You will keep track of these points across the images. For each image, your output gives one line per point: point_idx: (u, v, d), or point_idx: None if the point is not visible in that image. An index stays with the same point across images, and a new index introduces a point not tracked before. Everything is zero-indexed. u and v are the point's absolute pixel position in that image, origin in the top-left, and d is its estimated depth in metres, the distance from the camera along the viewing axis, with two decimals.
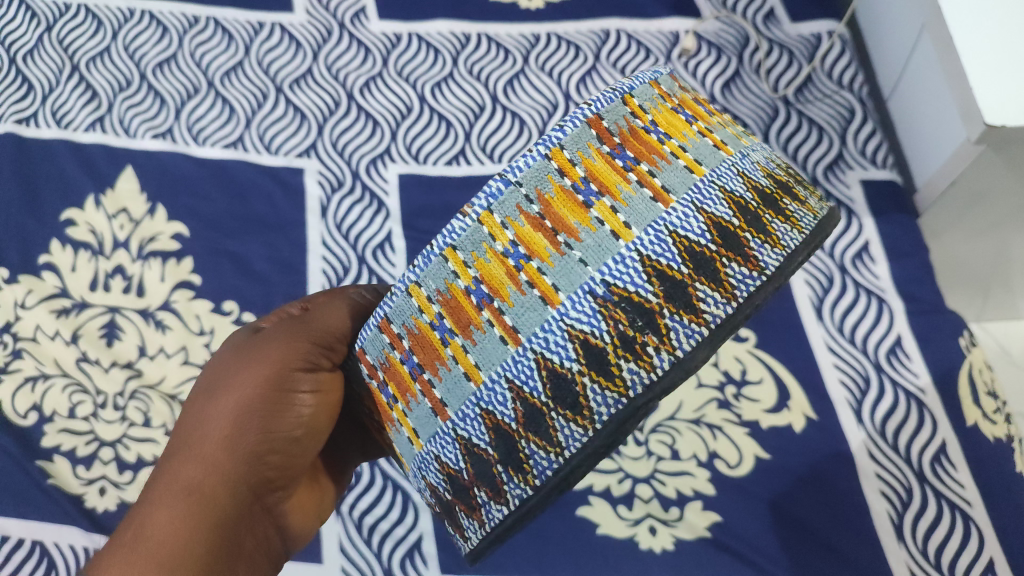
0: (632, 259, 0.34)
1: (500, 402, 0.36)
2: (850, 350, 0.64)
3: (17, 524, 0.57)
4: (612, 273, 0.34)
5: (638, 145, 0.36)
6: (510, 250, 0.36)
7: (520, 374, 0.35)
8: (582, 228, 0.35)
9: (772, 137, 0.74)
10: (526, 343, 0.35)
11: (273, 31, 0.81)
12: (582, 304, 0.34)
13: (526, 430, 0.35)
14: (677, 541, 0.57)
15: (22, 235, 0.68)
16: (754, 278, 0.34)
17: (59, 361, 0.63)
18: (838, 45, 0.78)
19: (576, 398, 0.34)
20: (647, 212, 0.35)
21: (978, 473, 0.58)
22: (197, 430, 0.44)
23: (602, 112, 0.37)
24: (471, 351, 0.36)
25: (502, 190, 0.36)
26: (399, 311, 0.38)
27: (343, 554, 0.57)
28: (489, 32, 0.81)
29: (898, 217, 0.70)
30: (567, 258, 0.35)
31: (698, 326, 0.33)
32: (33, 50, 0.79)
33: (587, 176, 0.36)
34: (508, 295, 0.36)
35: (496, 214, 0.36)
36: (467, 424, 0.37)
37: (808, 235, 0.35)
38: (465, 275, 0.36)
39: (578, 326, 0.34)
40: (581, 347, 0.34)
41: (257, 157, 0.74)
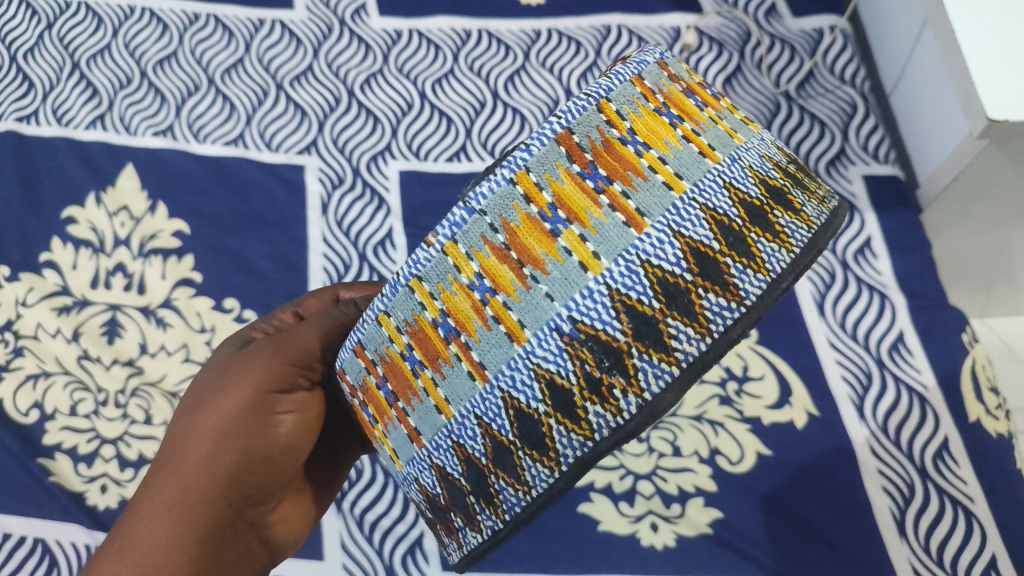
0: (601, 292, 0.31)
1: (470, 437, 0.35)
2: (852, 346, 0.64)
3: (19, 521, 0.57)
4: (579, 309, 0.32)
5: (613, 161, 0.33)
6: (475, 283, 0.33)
7: (488, 411, 0.34)
8: (549, 258, 0.32)
9: (773, 132, 0.74)
10: (493, 380, 0.33)
11: (273, 28, 0.81)
12: (548, 342, 0.32)
13: (496, 466, 0.35)
14: (679, 537, 0.57)
15: (22, 233, 0.68)
16: (732, 310, 0.32)
17: (60, 358, 0.63)
18: (840, 40, 0.78)
19: (542, 438, 0.33)
20: (620, 241, 0.32)
21: (980, 470, 0.58)
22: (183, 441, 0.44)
23: (573, 124, 0.33)
24: (440, 384, 0.35)
25: (465, 218, 0.33)
26: (371, 338, 0.37)
27: (344, 551, 0.57)
28: (489, 27, 0.81)
29: (900, 212, 0.69)
30: (533, 292, 0.32)
31: (668, 365, 0.31)
32: (33, 48, 0.79)
33: (556, 202, 0.32)
34: (475, 329, 0.34)
35: (460, 244, 0.33)
36: (441, 453, 0.36)
37: (797, 255, 0.33)
38: (432, 307, 0.34)
39: (544, 365, 0.32)
40: (546, 387, 0.32)
41: (257, 153, 0.74)
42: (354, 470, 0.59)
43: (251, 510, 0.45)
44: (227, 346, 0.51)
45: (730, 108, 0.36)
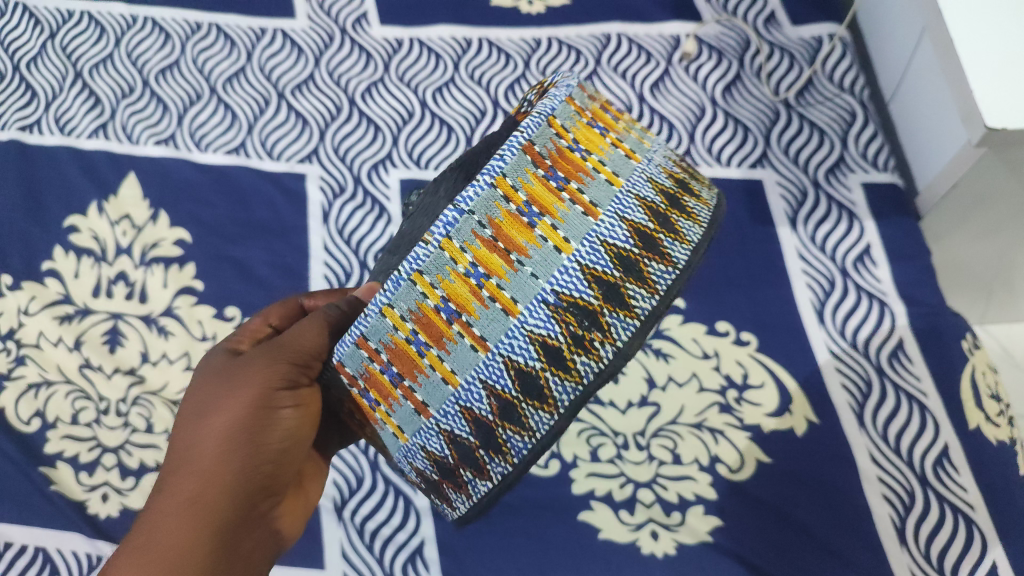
0: (574, 268, 0.35)
1: (477, 400, 0.36)
2: (852, 354, 0.64)
3: (21, 530, 0.58)
4: (560, 282, 0.35)
5: (566, 164, 0.37)
6: (470, 271, 0.35)
7: (492, 375, 0.36)
8: (530, 245, 0.35)
9: (773, 141, 0.74)
10: (494, 349, 0.35)
11: (275, 36, 0.81)
12: (538, 312, 0.35)
13: (502, 420, 0.37)
14: (679, 545, 0.57)
15: (25, 242, 0.68)
16: (670, 271, 0.36)
17: (62, 367, 0.63)
18: (839, 47, 0.78)
19: (541, 390, 0.36)
20: (586, 227, 0.36)
21: (980, 477, 0.58)
22: (192, 447, 0.44)
23: (533, 136, 0.36)
24: (447, 359, 0.36)
25: (456, 218, 0.35)
26: (374, 330, 0.36)
27: (345, 560, 0.57)
28: (490, 36, 0.82)
29: (899, 220, 0.70)
30: (521, 274, 0.35)
31: (631, 319, 0.36)
32: (37, 58, 0.79)
33: (530, 200, 0.36)
34: (475, 310, 0.35)
35: (455, 240, 0.35)
36: (449, 419, 0.37)
37: (707, 226, 0.38)
38: (433, 295, 0.35)
39: (537, 330, 0.35)
40: (540, 347, 0.35)
41: (259, 162, 0.74)
42: (355, 478, 0.59)
43: (265, 502, 0.45)
44: (219, 346, 0.50)
45: (634, 120, 0.41)
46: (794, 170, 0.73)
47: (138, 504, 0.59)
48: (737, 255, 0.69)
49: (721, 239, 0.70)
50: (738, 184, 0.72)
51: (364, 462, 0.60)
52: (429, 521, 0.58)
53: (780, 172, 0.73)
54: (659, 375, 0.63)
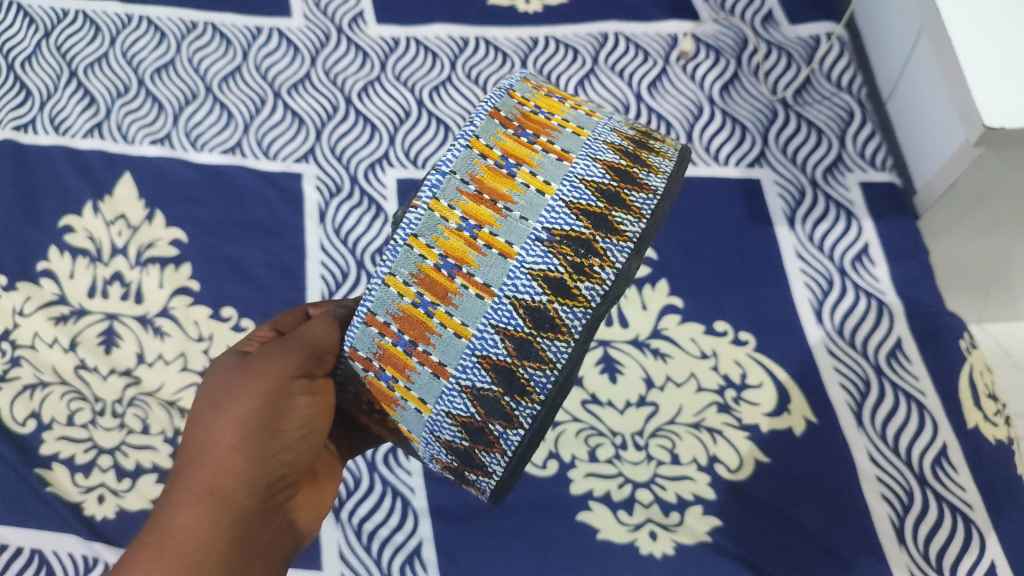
0: (560, 206, 0.41)
1: (492, 346, 0.40)
2: (850, 353, 0.64)
3: (16, 532, 0.57)
4: (549, 220, 0.41)
5: (533, 124, 0.44)
6: (462, 225, 0.41)
7: (502, 317, 0.40)
8: (514, 193, 0.41)
9: (771, 140, 0.74)
10: (499, 292, 0.40)
11: (271, 35, 0.81)
12: (534, 249, 0.40)
13: (519, 359, 0.40)
14: (678, 545, 0.57)
15: (20, 242, 0.68)
16: (652, 197, 0.42)
17: (57, 368, 0.63)
18: (837, 46, 0.78)
19: (551, 320, 0.40)
20: (561, 170, 0.42)
21: (979, 476, 0.58)
22: (207, 440, 0.43)
23: (497, 106, 0.44)
24: (455, 313, 0.40)
25: (440, 180, 0.41)
26: (381, 302, 0.41)
27: (343, 561, 0.56)
28: (487, 35, 0.81)
29: (897, 219, 0.70)
30: (510, 219, 0.41)
31: (625, 242, 0.41)
32: (31, 56, 0.79)
33: (505, 154, 0.42)
34: (473, 260, 0.40)
35: (441, 200, 0.41)
36: (469, 373, 0.41)
37: (677, 159, 0.45)
38: (431, 254, 0.40)
39: (536, 266, 0.40)
40: (543, 281, 0.40)
41: (255, 162, 0.74)
42: (352, 479, 0.59)
43: (280, 494, 0.44)
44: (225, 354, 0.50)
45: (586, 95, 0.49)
46: (792, 169, 0.73)
47: (134, 506, 0.58)
48: (735, 255, 0.69)
49: (719, 239, 0.70)
50: (735, 183, 0.72)
51: (362, 463, 0.60)
52: (427, 522, 0.58)
53: (778, 172, 0.73)
54: (657, 375, 0.63)
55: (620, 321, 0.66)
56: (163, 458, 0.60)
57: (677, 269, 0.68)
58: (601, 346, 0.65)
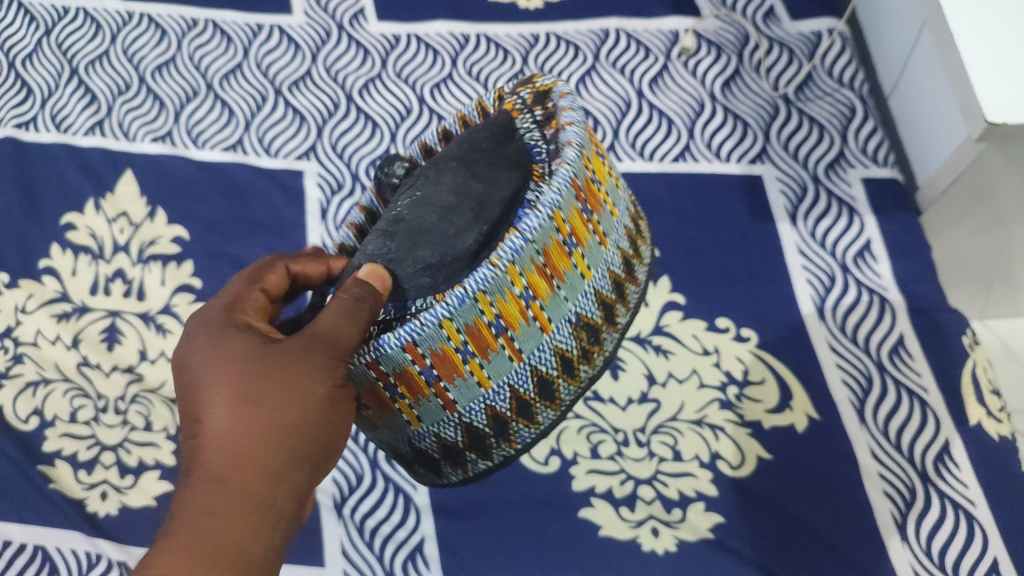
0: (591, 294, 0.45)
1: (502, 399, 0.45)
2: (852, 350, 0.64)
3: (18, 529, 0.57)
4: (581, 306, 0.45)
5: (591, 195, 0.45)
6: (523, 294, 0.42)
7: (519, 381, 0.44)
8: (565, 273, 0.43)
9: (772, 136, 0.74)
10: (526, 360, 0.44)
11: (272, 33, 0.81)
12: (563, 330, 0.45)
13: (517, 415, 0.46)
14: (680, 542, 0.57)
15: (22, 239, 0.68)
16: (637, 290, 0.51)
17: (60, 365, 0.63)
18: (838, 42, 0.78)
19: (552, 391, 0.47)
20: (600, 256, 0.45)
21: (981, 472, 0.58)
22: (235, 437, 0.39)
23: (576, 171, 0.43)
24: (486, 366, 0.43)
25: (521, 245, 0.41)
26: (428, 339, 0.41)
27: (345, 558, 0.56)
28: (488, 32, 0.81)
29: (900, 215, 0.69)
30: (556, 297, 0.43)
31: (614, 329, 0.49)
32: (33, 54, 0.79)
33: (571, 231, 0.43)
34: (519, 327, 0.42)
35: (517, 267, 0.41)
36: (472, 413, 0.45)
37: (652, 252, 0.53)
38: (489, 313, 0.41)
39: (559, 345, 0.45)
40: (558, 359, 0.45)
41: (256, 159, 0.74)
42: (355, 476, 0.59)
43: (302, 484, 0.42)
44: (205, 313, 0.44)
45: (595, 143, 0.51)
46: (794, 166, 0.72)
47: (137, 503, 0.58)
48: (737, 252, 0.69)
49: (721, 236, 0.70)
50: (737, 180, 0.72)
51: (364, 460, 0.60)
52: (429, 519, 0.58)
53: (780, 168, 0.72)
54: (658, 372, 0.63)
55: None
56: (165, 456, 0.60)
57: (678, 265, 0.68)
58: None
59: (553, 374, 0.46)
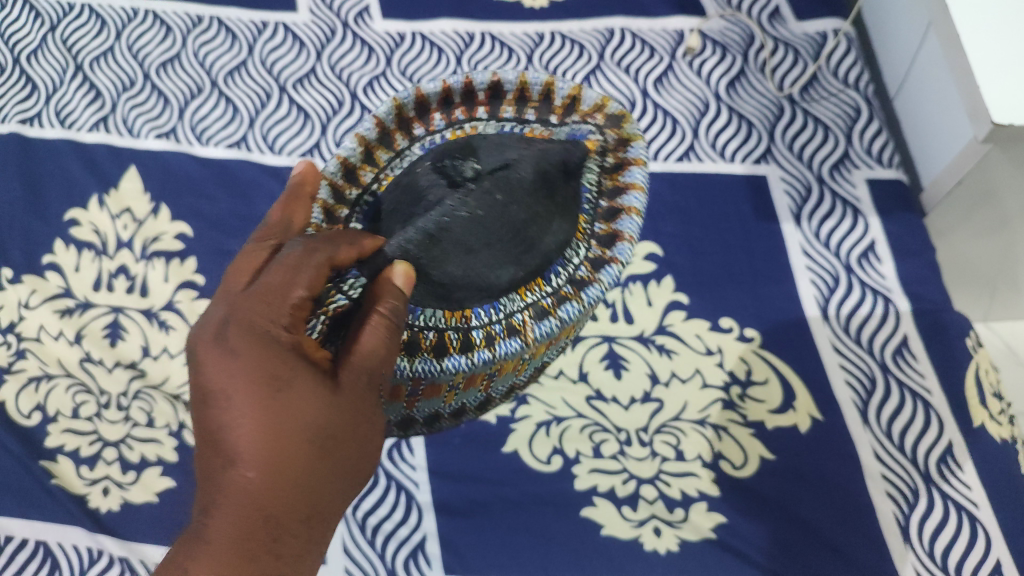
0: (559, 347, 0.51)
1: (450, 409, 0.49)
2: (856, 351, 0.64)
3: (21, 524, 0.57)
4: (549, 356, 0.50)
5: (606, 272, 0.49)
6: (528, 360, 0.46)
7: (473, 402, 0.49)
8: (560, 339, 0.48)
9: (777, 136, 0.74)
10: (489, 392, 0.48)
11: (277, 30, 0.81)
12: (528, 372, 0.50)
13: (453, 417, 0.51)
14: (682, 542, 0.57)
15: (26, 235, 0.68)
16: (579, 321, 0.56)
17: (62, 361, 0.63)
18: (844, 43, 0.78)
19: (492, 403, 0.52)
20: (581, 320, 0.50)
21: (984, 474, 0.58)
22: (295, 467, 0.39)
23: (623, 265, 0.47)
24: (460, 396, 0.46)
25: (554, 327, 0.45)
26: (438, 378, 0.43)
27: (347, 555, 0.56)
28: (493, 30, 0.81)
29: (904, 216, 0.69)
30: (543, 357, 0.48)
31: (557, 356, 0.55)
32: (37, 50, 0.79)
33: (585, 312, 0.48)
34: (505, 377, 0.47)
35: (541, 343, 0.45)
36: (420, 415, 0.48)
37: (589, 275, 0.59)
38: (498, 370, 0.45)
39: (519, 380, 0.50)
40: (510, 387, 0.50)
41: (260, 156, 0.74)
42: None
43: None
44: (214, 317, 0.41)
45: None
46: (798, 166, 0.72)
47: (140, 499, 0.59)
48: (741, 252, 0.69)
49: (725, 236, 0.69)
50: (741, 180, 0.72)
51: None
52: (431, 517, 0.58)
53: (785, 169, 0.72)
54: (662, 371, 0.63)
55: (625, 318, 0.65)
56: (167, 452, 0.60)
57: (682, 265, 0.68)
58: (606, 342, 0.64)
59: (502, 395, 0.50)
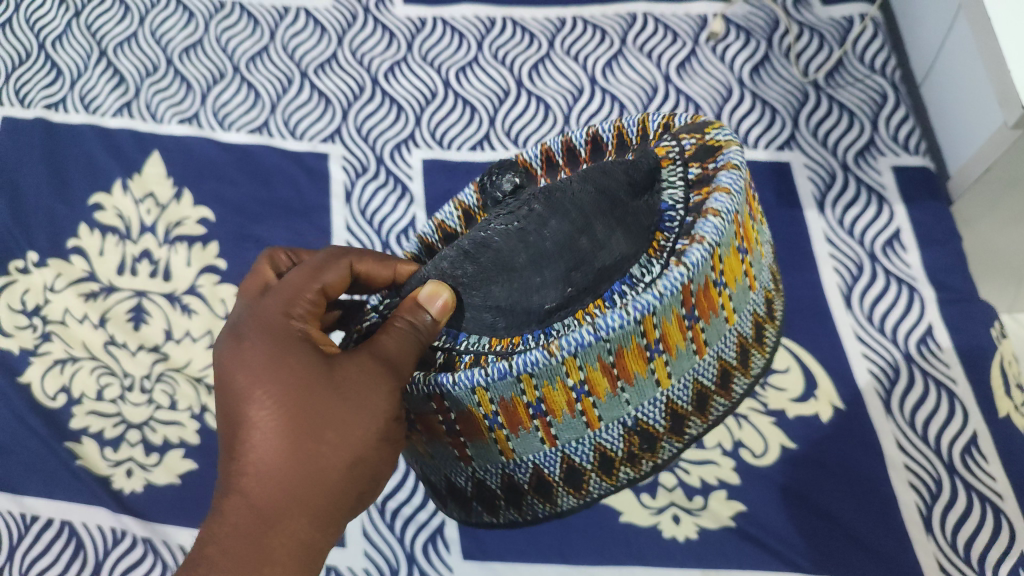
0: (660, 403, 0.38)
1: (521, 470, 0.39)
2: (879, 339, 0.63)
3: (47, 504, 0.58)
4: (642, 412, 0.38)
5: (704, 302, 0.36)
6: (533, 404, 0.36)
7: (546, 461, 0.39)
8: (637, 374, 0.36)
9: (801, 123, 0.73)
10: (560, 446, 0.38)
11: (299, 16, 0.81)
12: (612, 431, 0.38)
13: (533, 490, 0.40)
14: (701, 530, 0.57)
15: (51, 219, 0.69)
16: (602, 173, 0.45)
17: (87, 344, 0.64)
18: (870, 27, 0.77)
19: (579, 481, 0.40)
20: (690, 365, 0.37)
21: (1010, 466, 0.57)
22: (261, 397, 0.37)
23: (693, 275, 0.35)
24: (513, 440, 0.38)
25: (590, 339, 0.34)
26: (464, 397, 0.37)
27: (366, 538, 0.57)
28: (515, 15, 0.81)
29: (931, 204, 0.68)
30: (617, 397, 0.36)
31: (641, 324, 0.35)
32: (62, 36, 0.79)
33: (660, 338, 0.35)
34: (562, 415, 0.37)
35: (579, 360, 0.35)
36: (517, 467, 0.39)
37: None
38: (531, 392, 0.36)
39: (601, 442, 0.38)
40: (597, 455, 0.39)
41: (282, 142, 0.74)
42: None
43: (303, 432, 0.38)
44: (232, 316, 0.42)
45: None
46: (823, 153, 0.71)
47: (162, 480, 0.59)
48: None
49: None
50: (766, 167, 0.71)
51: None
52: None
53: (809, 155, 0.71)
54: None
55: None
56: (190, 435, 0.61)
57: None
58: None
59: (638, 472, 0.40)
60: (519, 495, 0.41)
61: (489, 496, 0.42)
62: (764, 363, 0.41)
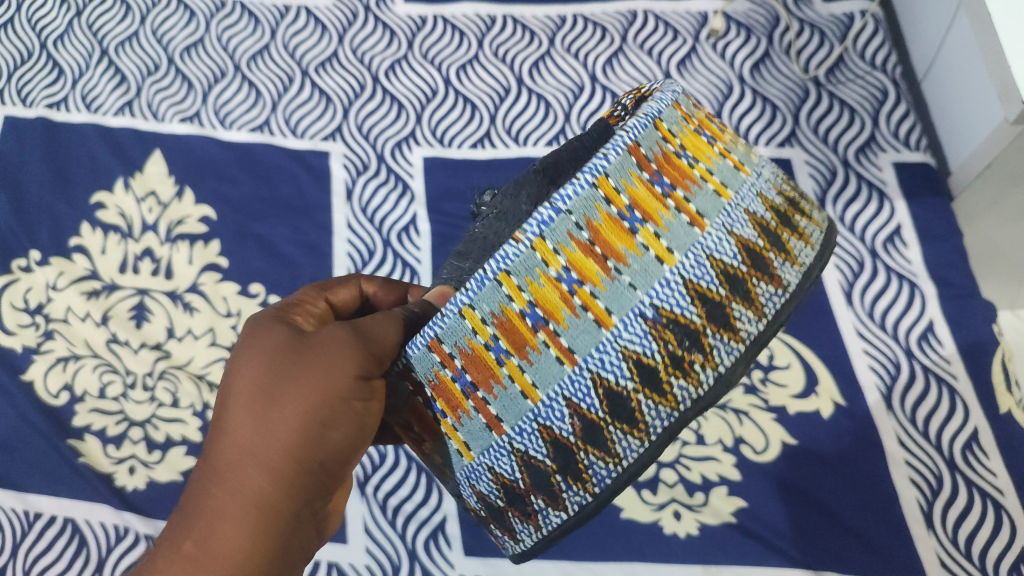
0: (677, 283, 0.35)
1: (558, 417, 0.35)
2: (881, 336, 0.63)
3: (51, 502, 0.58)
4: (660, 297, 0.34)
5: (672, 170, 0.35)
6: (527, 310, 0.34)
7: (578, 392, 0.35)
8: (629, 253, 0.34)
9: (802, 120, 0.73)
10: (583, 362, 0.34)
11: (300, 14, 0.81)
12: (634, 326, 0.34)
13: (583, 442, 0.36)
14: (702, 526, 0.57)
15: (53, 217, 0.69)
16: None
17: (90, 342, 0.64)
18: (871, 24, 0.77)
19: (632, 413, 0.35)
20: (690, 237, 0.35)
21: (1011, 462, 0.57)
22: (236, 367, 0.39)
23: (638, 138, 0.35)
24: (528, 370, 0.35)
25: (553, 216, 0.33)
26: (450, 331, 0.34)
27: (367, 534, 0.58)
28: (515, 13, 0.81)
29: (932, 200, 0.68)
30: (618, 283, 0.34)
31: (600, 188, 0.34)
32: (64, 35, 0.80)
33: (632, 205, 0.34)
34: (564, 318, 0.34)
35: (548, 240, 0.34)
36: (524, 438, 0.36)
37: None
38: (520, 297, 0.34)
39: (631, 347, 0.34)
40: (635, 366, 0.35)
41: (283, 140, 0.74)
42: (377, 454, 0.60)
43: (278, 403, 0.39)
44: None
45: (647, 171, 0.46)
46: (824, 150, 0.71)
47: (165, 477, 0.59)
48: None
49: None
50: None
51: None
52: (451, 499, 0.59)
53: (809, 152, 0.71)
54: None
55: None
56: (192, 432, 0.61)
57: None
58: None
59: (697, 386, 0.36)
60: (572, 456, 0.36)
61: (546, 475, 0.36)
62: (813, 255, 0.38)
